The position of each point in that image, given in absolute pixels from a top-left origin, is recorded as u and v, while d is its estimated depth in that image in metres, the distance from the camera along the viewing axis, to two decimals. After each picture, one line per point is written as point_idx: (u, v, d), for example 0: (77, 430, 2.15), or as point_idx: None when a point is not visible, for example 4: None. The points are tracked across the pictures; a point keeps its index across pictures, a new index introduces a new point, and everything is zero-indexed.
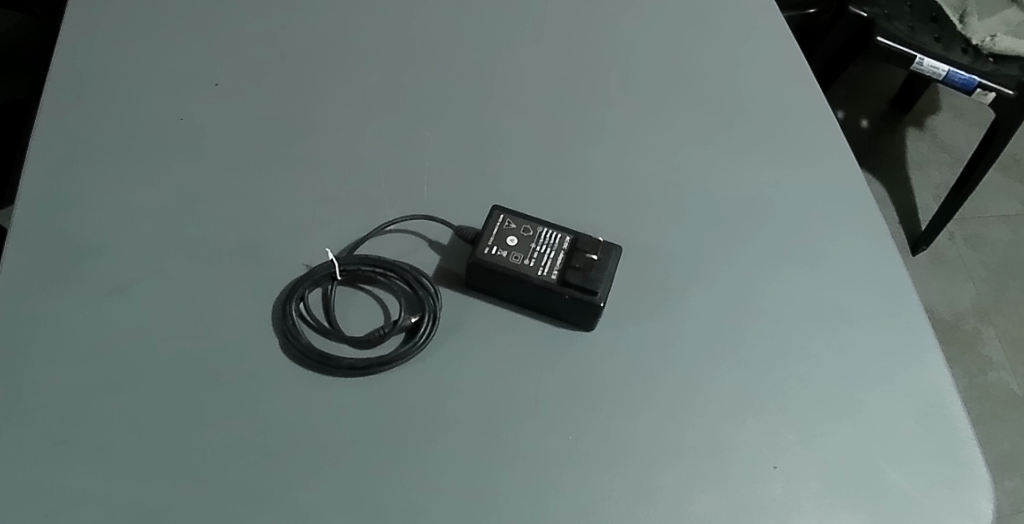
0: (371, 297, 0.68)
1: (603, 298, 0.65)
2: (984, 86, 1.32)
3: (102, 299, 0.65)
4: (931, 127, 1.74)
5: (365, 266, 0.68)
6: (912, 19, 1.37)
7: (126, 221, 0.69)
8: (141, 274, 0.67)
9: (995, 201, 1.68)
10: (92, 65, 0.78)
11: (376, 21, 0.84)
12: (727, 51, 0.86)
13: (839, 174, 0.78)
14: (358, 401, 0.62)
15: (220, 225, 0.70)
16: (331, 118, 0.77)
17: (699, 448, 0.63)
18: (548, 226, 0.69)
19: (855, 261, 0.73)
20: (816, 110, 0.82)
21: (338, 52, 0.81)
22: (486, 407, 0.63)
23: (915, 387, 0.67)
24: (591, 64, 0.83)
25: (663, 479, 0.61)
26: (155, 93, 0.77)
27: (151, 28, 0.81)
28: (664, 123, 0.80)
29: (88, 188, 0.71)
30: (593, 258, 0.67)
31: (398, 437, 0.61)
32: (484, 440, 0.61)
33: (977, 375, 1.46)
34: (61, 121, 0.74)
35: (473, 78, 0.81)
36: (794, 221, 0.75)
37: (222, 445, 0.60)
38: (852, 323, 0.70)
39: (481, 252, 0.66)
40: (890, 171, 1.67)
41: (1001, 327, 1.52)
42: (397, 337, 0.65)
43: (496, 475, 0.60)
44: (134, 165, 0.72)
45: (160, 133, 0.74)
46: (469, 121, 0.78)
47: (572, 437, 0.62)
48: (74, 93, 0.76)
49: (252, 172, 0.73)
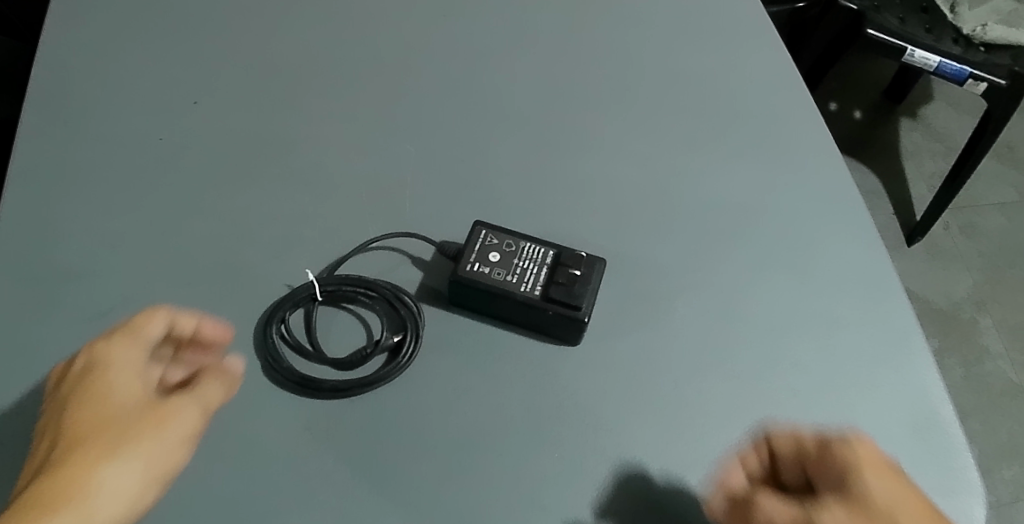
0: (353, 316, 0.67)
1: (588, 313, 0.65)
2: (976, 76, 1.31)
3: (82, 326, 0.64)
4: (924, 116, 1.73)
5: (346, 286, 0.67)
6: (903, 10, 1.36)
7: (106, 245, 0.69)
8: (121, 297, 0.66)
9: (990, 189, 1.67)
10: (68, 87, 0.77)
11: (357, 33, 0.83)
12: (712, 55, 0.85)
13: (826, 176, 0.78)
14: (342, 424, 0.62)
15: (200, 246, 0.69)
16: (313, 134, 0.76)
17: (689, 461, 0.62)
18: (531, 241, 0.68)
19: (842, 265, 0.73)
20: (803, 112, 0.81)
21: (320, 66, 0.81)
22: (473, 426, 0.62)
23: (905, 392, 0.66)
24: (574, 72, 0.83)
25: (654, 493, 0.61)
26: (134, 115, 0.76)
27: (129, 47, 0.80)
28: (651, 130, 0.79)
29: (67, 212, 0.70)
30: (576, 273, 0.66)
31: (382, 460, 0.60)
32: (471, 459, 0.61)
33: (974, 365, 1.45)
34: (38, 144, 0.73)
35: (456, 90, 0.80)
36: (778, 226, 0.74)
37: (206, 472, 0.59)
38: (840, 330, 0.69)
39: (464, 270, 0.66)
40: (884, 162, 1.66)
41: (998, 317, 1.51)
42: (380, 357, 0.65)
43: (482, 496, 0.60)
44: (114, 188, 0.71)
45: (140, 155, 0.73)
46: (453, 133, 0.77)
47: (559, 453, 0.62)
48: (51, 114, 0.75)
49: (233, 191, 0.72)
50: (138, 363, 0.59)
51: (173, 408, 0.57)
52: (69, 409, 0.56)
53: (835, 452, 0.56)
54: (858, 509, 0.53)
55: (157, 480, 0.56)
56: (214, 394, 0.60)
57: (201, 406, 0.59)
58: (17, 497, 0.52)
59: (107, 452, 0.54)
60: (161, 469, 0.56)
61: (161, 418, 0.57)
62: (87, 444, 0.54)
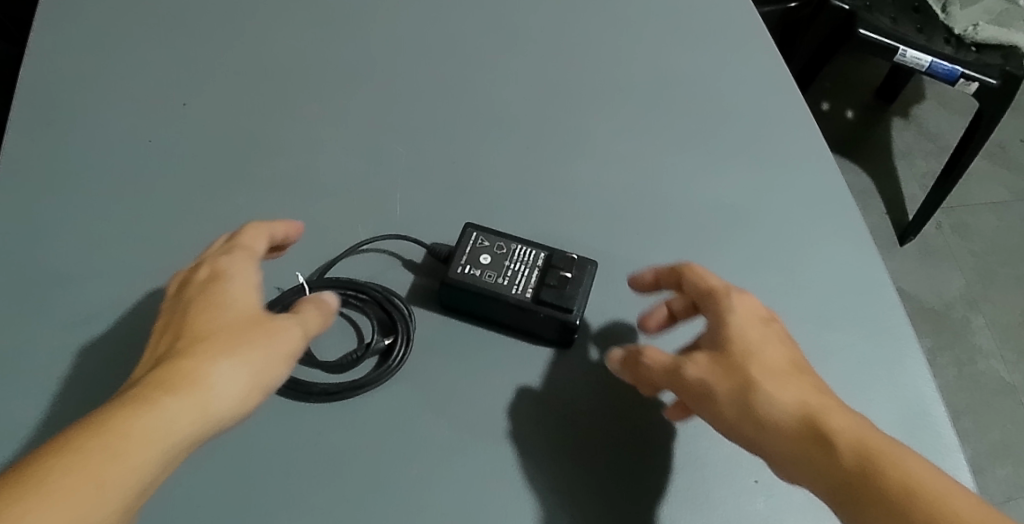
0: (343, 319, 0.67)
1: (579, 316, 0.64)
2: (967, 76, 1.31)
3: (69, 330, 0.64)
4: (916, 116, 1.73)
5: (336, 289, 0.67)
6: (894, 11, 1.36)
7: (94, 248, 0.68)
8: (110, 302, 0.65)
9: (982, 188, 1.67)
10: (56, 89, 0.76)
11: (347, 35, 0.83)
12: (703, 56, 0.85)
13: (817, 177, 0.78)
14: (332, 428, 0.61)
15: (189, 249, 0.69)
16: (303, 136, 0.76)
17: (681, 464, 0.62)
18: (522, 243, 0.68)
19: (834, 266, 0.73)
20: (794, 113, 0.81)
21: (309, 68, 0.80)
22: (464, 430, 0.62)
23: (897, 394, 0.66)
24: (565, 73, 0.82)
25: (646, 496, 0.61)
26: (123, 117, 0.75)
27: (117, 50, 0.80)
28: (642, 132, 0.79)
29: (55, 216, 0.69)
30: (567, 276, 0.66)
31: (372, 464, 0.60)
32: (462, 462, 0.61)
33: (967, 364, 1.46)
34: (25, 147, 0.73)
35: (447, 92, 0.80)
36: (770, 227, 0.74)
37: (194, 476, 0.59)
38: (833, 331, 0.69)
39: (455, 272, 0.65)
40: (876, 162, 1.67)
41: (991, 316, 1.51)
42: (370, 360, 0.64)
43: (474, 500, 0.59)
44: (102, 191, 0.71)
45: (128, 158, 0.73)
46: (444, 135, 0.77)
47: (550, 457, 0.61)
48: (38, 117, 0.74)
49: (222, 193, 0.72)
50: (251, 278, 0.57)
51: (281, 322, 0.53)
52: (185, 314, 0.53)
53: (717, 326, 0.61)
54: (721, 358, 0.59)
55: (260, 387, 0.50)
56: (315, 320, 0.56)
57: (305, 327, 0.55)
58: (136, 382, 0.48)
59: (226, 349, 0.50)
60: (264, 378, 0.51)
61: (270, 329, 0.52)
62: (209, 339, 0.50)
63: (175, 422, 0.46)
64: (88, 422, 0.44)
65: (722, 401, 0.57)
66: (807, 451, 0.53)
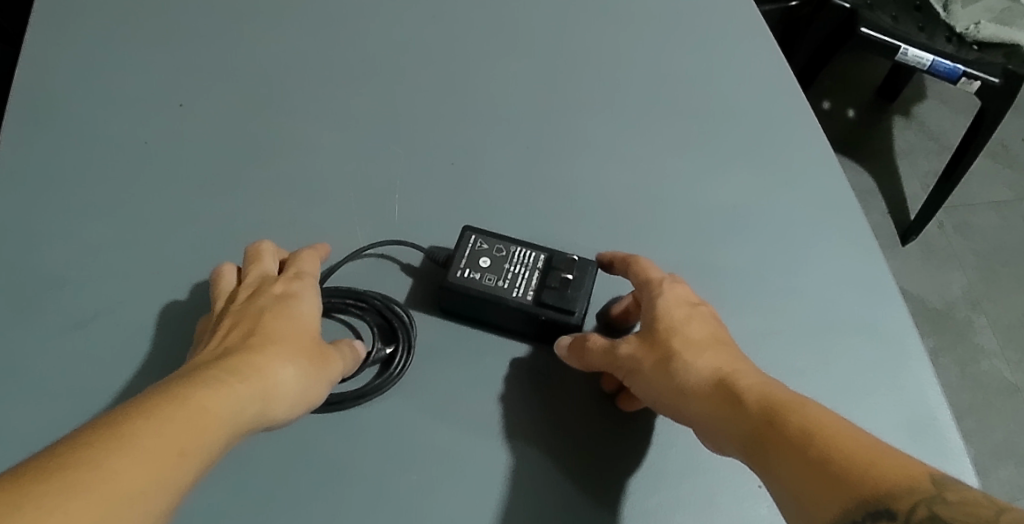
0: (342, 328, 0.66)
1: (581, 317, 0.64)
2: (970, 75, 1.30)
3: (64, 333, 0.63)
4: (917, 115, 1.73)
5: (334, 298, 0.66)
6: (896, 9, 1.36)
7: (90, 250, 0.67)
8: (106, 304, 0.65)
9: (984, 187, 1.66)
10: (51, 89, 0.76)
11: (345, 35, 0.82)
12: (703, 54, 0.84)
13: (820, 177, 0.77)
14: (330, 432, 0.60)
15: (186, 251, 0.68)
16: (300, 137, 0.75)
17: (684, 468, 0.61)
18: (521, 245, 0.67)
19: (838, 268, 0.72)
20: (795, 112, 0.81)
21: (307, 68, 0.80)
22: (464, 434, 0.61)
23: (902, 398, 0.66)
24: (565, 73, 0.82)
25: (648, 501, 0.60)
26: (119, 117, 0.75)
27: (113, 50, 0.79)
28: (643, 131, 0.78)
29: (50, 217, 0.69)
30: (569, 277, 0.65)
31: (371, 469, 0.59)
32: (462, 467, 0.60)
33: (970, 364, 1.45)
34: (20, 148, 0.72)
35: (445, 91, 0.79)
36: (773, 228, 0.74)
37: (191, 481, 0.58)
38: (837, 334, 0.68)
39: (454, 277, 0.65)
40: (877, 161, 1.66)
41: (993, 315, 1.51)
42: (371, 369, 0.63)
43: (474, 505, 0.59)
44: (98, 192, 0.70)
45: (124, 159, 0.72)
46: (442, 135, 0.76)
47: (551, 461, 0.61)
48: (33, 117, 0.74)
49: (219, 194, 0.71)
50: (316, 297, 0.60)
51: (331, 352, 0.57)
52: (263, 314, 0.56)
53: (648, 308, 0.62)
54: (648, 335, 0.61)
55: (306, 403, 0.53)
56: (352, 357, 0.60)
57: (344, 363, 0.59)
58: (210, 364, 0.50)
59: (291, 357, 0.53)
60: (309, 395, 0.54)
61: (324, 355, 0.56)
62: (279, 343, 0.53)
63: (242, 412, 0.48)
64: (172, 393, 0.46)
65: (649, 374, 0.59)
66: (718, 411, 0.54)
